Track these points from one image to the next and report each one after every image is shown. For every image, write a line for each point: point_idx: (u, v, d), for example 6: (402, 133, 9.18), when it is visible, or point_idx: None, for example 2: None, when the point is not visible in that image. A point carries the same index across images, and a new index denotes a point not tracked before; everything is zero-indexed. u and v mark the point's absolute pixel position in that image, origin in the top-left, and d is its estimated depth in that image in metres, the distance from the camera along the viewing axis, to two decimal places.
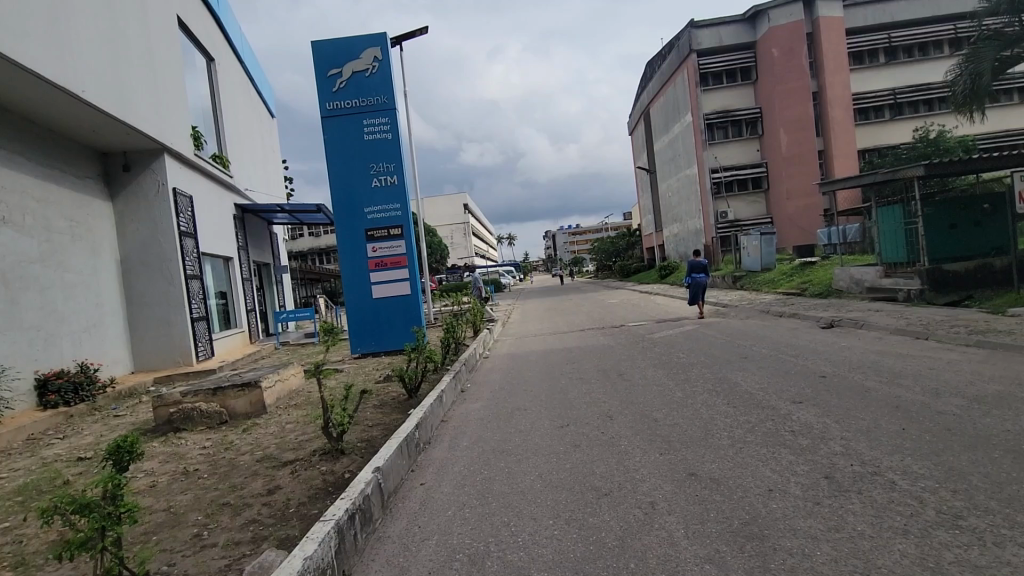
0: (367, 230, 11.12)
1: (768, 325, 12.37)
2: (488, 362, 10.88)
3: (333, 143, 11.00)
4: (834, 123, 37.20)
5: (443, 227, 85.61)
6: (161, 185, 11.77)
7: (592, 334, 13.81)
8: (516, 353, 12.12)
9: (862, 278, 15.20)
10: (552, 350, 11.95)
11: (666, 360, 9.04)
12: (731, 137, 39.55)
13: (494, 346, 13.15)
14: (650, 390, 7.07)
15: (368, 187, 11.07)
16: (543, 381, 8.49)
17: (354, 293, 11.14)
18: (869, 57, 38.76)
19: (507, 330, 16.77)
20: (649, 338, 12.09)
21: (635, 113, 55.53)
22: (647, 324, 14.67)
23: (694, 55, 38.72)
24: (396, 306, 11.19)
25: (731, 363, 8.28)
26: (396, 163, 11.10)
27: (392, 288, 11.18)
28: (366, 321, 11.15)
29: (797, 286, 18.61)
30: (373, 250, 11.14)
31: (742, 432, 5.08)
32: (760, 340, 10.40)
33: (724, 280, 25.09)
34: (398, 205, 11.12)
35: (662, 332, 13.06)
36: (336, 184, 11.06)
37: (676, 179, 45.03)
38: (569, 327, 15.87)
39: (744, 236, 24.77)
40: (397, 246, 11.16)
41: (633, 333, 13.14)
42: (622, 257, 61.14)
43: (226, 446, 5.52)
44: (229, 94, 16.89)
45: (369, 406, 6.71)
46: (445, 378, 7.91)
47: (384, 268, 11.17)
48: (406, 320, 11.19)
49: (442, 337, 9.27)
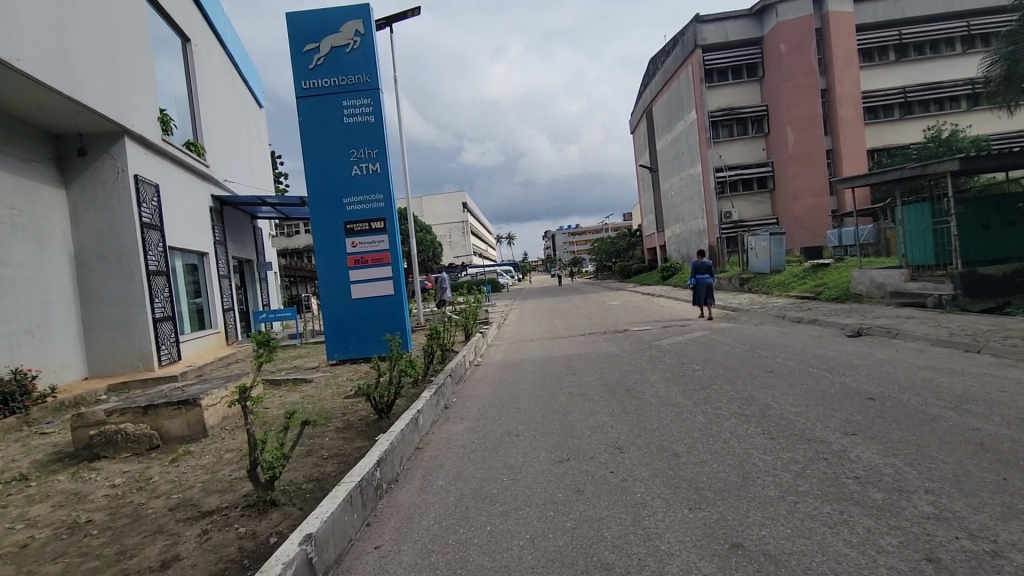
0: (346, 222, 10.02)
1: (788, 332, 11.29)
2: (479, 371, 9.77)
3: (309, 125, 9.91)
4: (843, 122, 36.06)
5: (443, 225, 84.53)
6: (120, 171, 10.65)
7: (595, 339, 12.76)
8: (511, 360, 11.02)
9: (885, 282, 14.14)
10: (551, 357, 10.87)
11: (679, 372, 7.99)
12: (736, 136, 38.57)
13: (487, 352, 12.04)
14: (665, 412, 5.98)
15: (348, 175, 9.98)
16: (541, 396, 7.41)
17: (330, 293, 10.04)
18: (879, 55, 37.77)
19: (503, 334, 15.69)
20: (658, 346, 11.02)
21: (638, 111, 54.48)
22: (653, 330, 13.60)
23: (699, 50, 37.64)
24: (378, 308, 10.11)
25: (754, 378, 7.23)
26: (379, 148, 10.00)
27: (373, 287, 10.08)
28: (343, 325, 10.06)
29: (811, 289, 17.55)
30: (352, 245, 10.04)
31: (791, 477, 4.00)
32: (782, 350, 9.34)
33: (730, 282, 24.05)
34: (381, 195, 10.02)
35: (669, 338, 12.01)
36: (311, 172, 9.95)
37: (679, 178, 43.99)
38: (570, 331, 14.75)
39: (752, 236, 23.69)
40: (379, 241, 10.07)
41: (639, 339, 12.06)
42: (622, 257, 60.03)
43: (140, 485, 4.41)
44: (208, 78, 15.79)
45: (330, 430, 5.59)
46: (425, 394, 6.81)
47: (364, 265, 10.07)
48: (387, 324, 10.11)
49: (425, 344, 8.16)
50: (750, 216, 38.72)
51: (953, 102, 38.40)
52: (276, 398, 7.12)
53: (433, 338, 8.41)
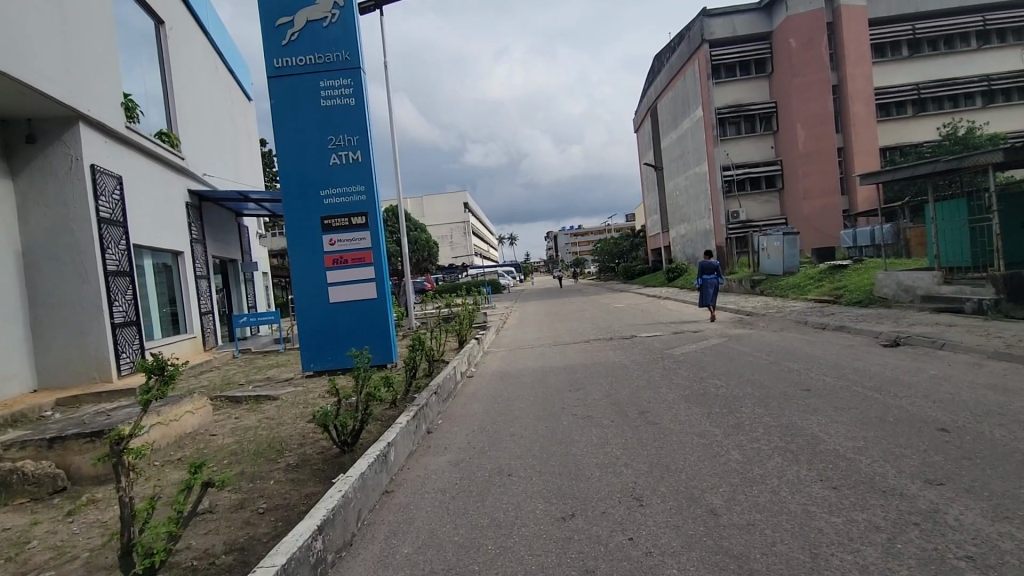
0: (323, 217, 8.96)
1: (814, 341, 10.23)
2: (472, 386, 8.67)
3: (282, 108, 8.89)
4: (855, 119, 34.90)
5: (444, 225, 83.45)
6: (74, 161, 9.63)
7: (600, 347, 11.68)
8: (508, 372, 9.92)
9: (915, 285, 13.05)
10: (553, 368, 9.80)
11: (700, 390, 6.91)
12: (743, 133, 37.53)
13: (483, 362, 10.95)
14: (692, 446, 4.89)
15: (326, 165, 8.93)
16: (541, 418, 6.31)
17: (305, 296, 8.99)
18: (891, 50, 36.66)
19: (501, 340, 14.61)
20: (671, 355, 9.92)
21: (642, 109, 53.46)
22: (662, 336, 12.54)
23: (706, 45, 36.62)
24: (359, 315, 9.05)
25: (791, 399, 6.14)
26: (360, 134, 8.95)
27: (353, 290, 9.02)
28: (320, 333, 9.01)
29: (831, 293, 16.45)
30: (329, 243, 8.98)
31: (879, 557, 2.92)
32: (812, 361, 8.29)
33: (740, 284, 22.96)
34: (363, 187, 8.97)
35: (680, 345, 10.95)
36: (284, 161, 8.92)
37: (684, 177, 42.92)
38: (573, 337, 13.63)
39: (764, 236, 22.56)
40: (360, 239, 9.01)
41: (649, 347, 10.98)
42: (625, 258, 58.86)
43: (9, 554, 3.35)
44: (187, 65, 14.80)
45: (277, 471, 4.51)
46: (402, 417, 5.73)
47: (344, 266, 9.01)
48: (369, 331, 9.06)
49: (406, 357, 7.10)
50: (758, 216, 37.60)
51: (968, 98, 37.22)
52: (227, 423, 6.05)
53: (417, 347, 7.37)
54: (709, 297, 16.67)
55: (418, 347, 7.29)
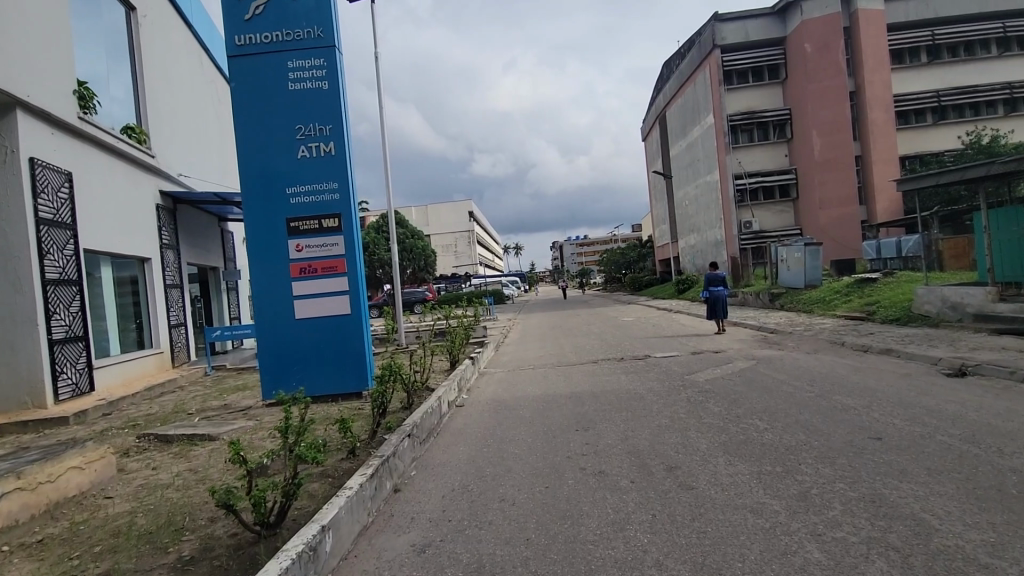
0: (290, 219, 7.69)
1: (860, 367, 8.83)
2: (460, 420, 7.27)
3: (243, 92, 7.66)
4: (873, 127, 33.50)
5: (448, 234, 82.44)
6: (10, 154, 8.41)
7: (611, 370, 10.31)
8: (504, 401, 8.46)
9: (964, 301, 11.64)
10: (557, 396, 8.39)
11: (740, 436, 5.53)
12: (756, 140, 36.24)
13: (476, 388, 9.48)
14: (752, 533, 3.50)
15: (294, 158, 7.67)
16: (540, 474, 4.94)
17: (268, 310, 7.69)
18: (909, 56, 35.38)
19: (500, 358, 13.19)
20: (694, 382, 8.54)
21: (650, 117, 52.42)
22: (680, 357, 11.15)
23: (717, 51, 35.55)
24: (330, 335, 7.73)
25: (863, 454, 4.76)
26: (334, 122, 7.70)
27: (323, 304, 7.72)
28: (282, 355, 7.71)
29: (862, 309, 15.04)
30: (296, 249, 7.69)
31: None
32: (868, 395, 6.90)
33: (758, 298, 21.54)
34: (336, 184, 7.69)
35: (702, 370, 9.57)
36: (245, 153, 7.66)
37: (694, 186, 41.62)
38: (580, 357, 12.22)
39: (783, 246, 21.14)
40: (332, 245, 7.70)
41: (667, 372, 9.60)
42: (633, 269, 57.47)
43: None
44: (161, 57, 13.67)
45: (160, 572, 3.13)
46: (356, 476, 4.38)
47: (313, 277, 7.71)
48: (341, 354, 7.74)
49: (369, 392, 5.65)
50: (772, 226, 36.20)
51: (991, 107, 35.78)
52: (131, 484, 4.63)
53: (387, 377, 5.94)
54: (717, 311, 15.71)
55: (388, 378, 5.89)
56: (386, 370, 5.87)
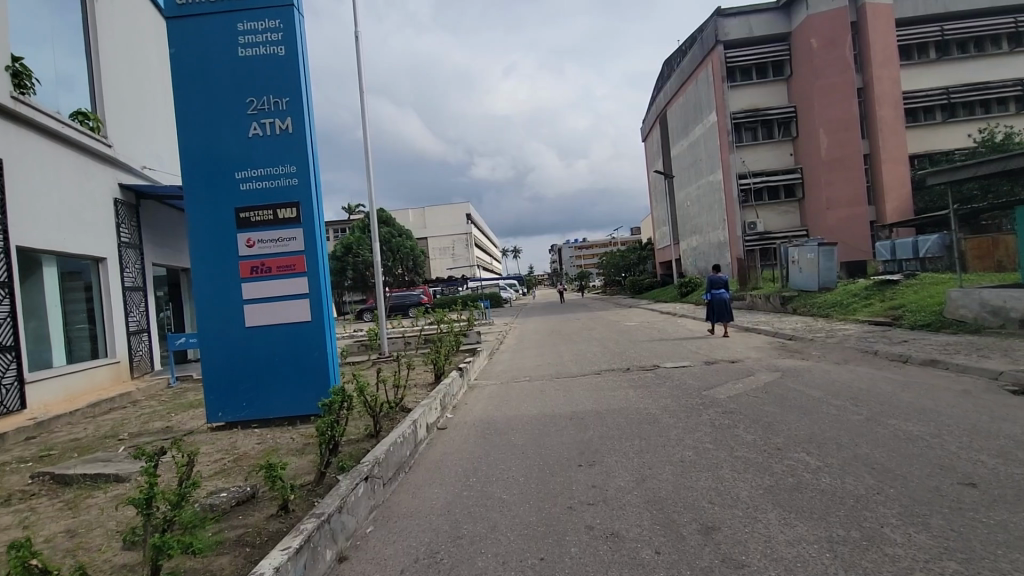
0: (239, 209, 6.50)
1: (904, 382, 7.67)
2: (439, 449, 6.07)
3: (184, 58, 6.47)
4: (882, 124, 32.37)
5: (445, 237, 81.29)
6: None
7: (618, 384, 9.09)
8: (493, 423, 7.21)
9: (1006, 304, 10.49)
10: (555, 417, 7.16)
11: (790, 480, 4.38)
12: (760, 139, 35.21)
13: (463, 406, 8.21)
14: None
15: (244, 136, 6.49)
16: (535, 536, 3.74)
17: (213, 316, 6.50)
18: (918, 52, 34.33)
19: (493, 369, 11.95)
20: (715, 400, 7.34)
21: (651, 116, 51.36)
22: (693, 369, 9.97)
23: (720, 47, 34.52)
24: (286, 346, 6.53)
25: (966, 514, 3.59)
26: (291, 95, 6.54)
27: (278, 309, 6.52)
28: (230, 372, 6.54)
29: (886, 314, 13.89)
30: (246, 244, 6.50)
31: None
32: (930, 421, 5.74)
33: (768, 301, 20.38)
34: (293, 167, 6.51)
35: (722, 384, 8.38)
36: (187, 131, 6.49)
37: (696, 186, 40.53)
38: (580, 368, 11.00)
39: (795, 246, 19.96)
40: (290, 239, 6.50)
41: (681, 386, 8.42)
42: (633, 272, 56.24)
43: None
44: (122, 40, 12.53)
45: None
46: (280, 549, 3.18)
47: (267, 277, 6.51)
48: (300, 369, 6.53)
49: (315, 421, 4.34)
50: (777, 227, 35.08)
51: (1001, 104, 34.75)
52: None
53: (342, 403, 4.60)
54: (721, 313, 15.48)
55: (343, 404, 4.56)
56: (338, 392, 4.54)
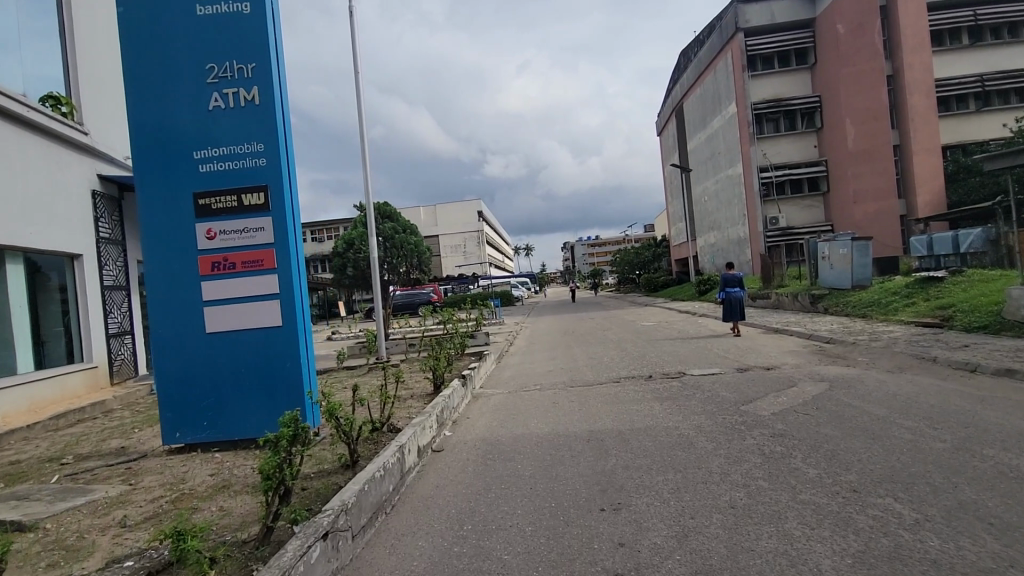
0: (197, 194, 5.54)
1: (981, 398, 6.49)
2: (431, 480, 5.05)
3: (132, 17, 5.51)
4: (913, 113, 30.68)
5: (457, 235, 80.48)
6: None
7: (641, 396, 7.97)
8: (498, 444, 6.18)
9: None
10: (570, 438, 6.08)
11: (886, 543, 3.28)
12: (782, 130, 33.76)
13: (464, 422, 7.17)
14: None
15: (203, 109, 5.53)
16: None
17: (168, 320, 5.56)
18: (951, 37, 32.53)
19: (501, 375, 10.87)
20: (759, 418, 6.21)
21: (667, 109, 49.91)
22: (725, 378, 8.81)
23: (740, 34, 33.10)
24: (253, 356, 5.56)
25: None
26: (258, 60, 5.57)
27: (243, 312, 5.55)
28: (189, 386, 5.59)
29: (934, 315, 12.57)
30: (207, 235, 5.54)
31: None
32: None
33: (796, 300, 19.08)
34: (262, 145, 5.54)
35: (762, 398, 7.22)
36: (137, 102, 5.54)
37: (714, 180, 39.10)
38: (597, 375, 9.88)
39: (825, 241, 18.63)
40: (257, 230, 5.53)
41: (716, 400, 7.29)
42: (648, 269, 54.77)
43: None
44: (102, 22, 11.70)
45: None
46: None
47: (231, 275, 5.54)
48: (270, 383, 5.57)
49: (259, 464, 3.24)
50: (800, 222, 33.59)
51: None
52: None
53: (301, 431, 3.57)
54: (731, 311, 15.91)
55: (300, 433, 3.54)
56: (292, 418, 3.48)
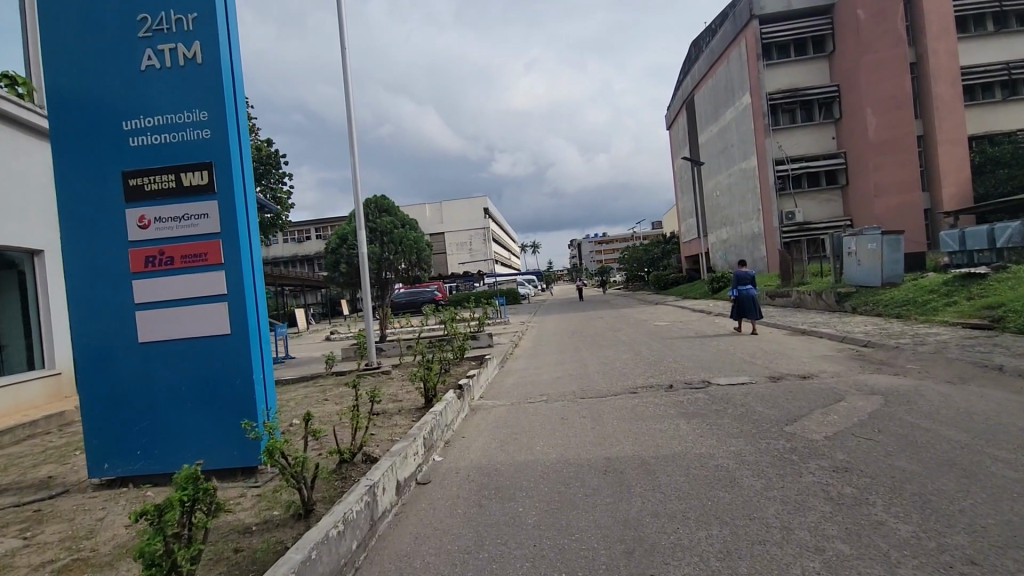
0: (127, 173, 4.55)
1: None
2: (409, 529, 4.02)
3: None
4: (938, 101, 29.25)
5: (463, 232, 79.47)
6: None
7: (663, 411, 6.89)
8: (495, 472, 5.19)
9: None
10: (582, 469, 5.02)
11: None
12: (799, 122, 32.45)
13: (457, 444, 6.17)
14: None
15: (133, 68, 4.52)
16: None
17: (92, 326, 4.57)
18: (976, 23, 31.00)
19: (503, 383, 9.80)
20: (810, 445, 5.14)
21: (677, 101, 48.57)
22: (756, 388, 7.74)
23: (755, 21, 31.72)
24: (197, 372, 4.57)
25: None
26: (200, 9, 4.54)
27: (183, 316, 4.56)
28: (117, 408, 4.60)
29: (981, 315, 11.40)
30: (139, 223, 4.54)
31: None
32: None
33: (820, 298, 17.92)
34: (206, 113, 4.53)
35: (808, 416, 6.12)
36: (52, 60, 4.52)
37: (727, 174, 37.84)
38: (609, 384, 8.83)
39: (851, 235, 17.42)
40: (198, 218, 4.52)
41: (753, 418, 6.21)
42: (657, 266, 53.50)
43: None
44: None
45: None
46: None
47: (169, 272, 4.55)
48: (217, 405, 4.57)
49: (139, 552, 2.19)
50: (817, 216, 32.30)
51: None
52: None
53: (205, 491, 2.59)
54: (746, 308, 14.95)
55: (203, 494, 2.55)
56: (190, 473, 2.51)
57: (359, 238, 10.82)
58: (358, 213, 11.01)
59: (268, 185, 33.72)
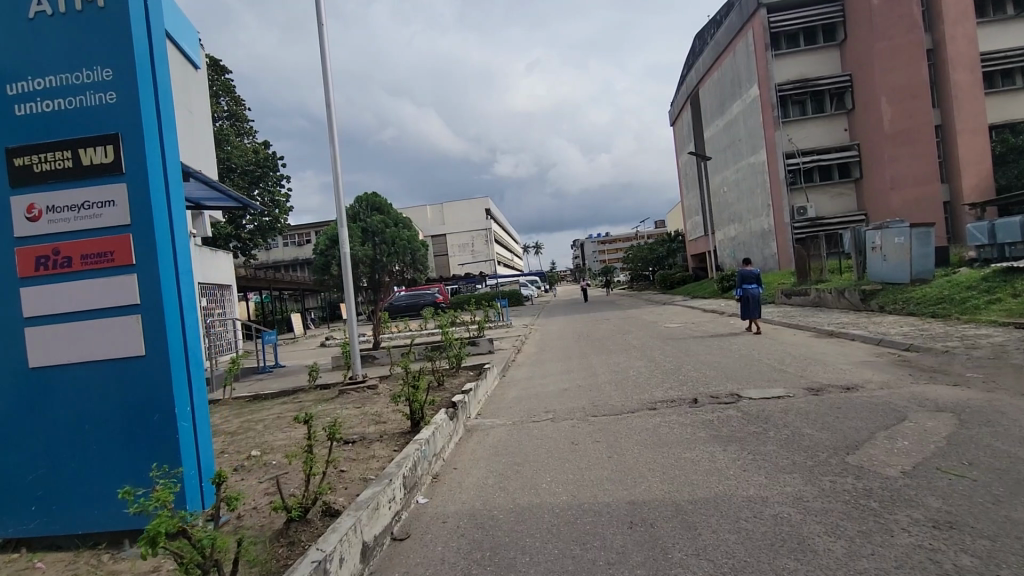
0: (13, 150, 3.54)
1: None
2: None
3: None
4: (956, 90, 28.08)
5: (465, 233, 78.52)
6: None
7: (692, 434, 5.81)
8: (490, 521, 4.13)
9: None
10: (600, 520, 3.94)
11: None
12: (810, 113, 31.30)
13: (448, 479, 5.15)
14: None
15: (17, 15, 3.53)
16: None
17: None
18: (994, 8, 29.75)
19: (504, 398, 8.72)
20: (889, 486, 4.08)
21: (681, 96, 47.45)
22: (795, 404, 6.68)
23: (762, 10, 30.62)
24: (102, 404, 3.53)
25: None
26: None
27: (85, 332, 3.53)
28: (2, 450, 3.57)
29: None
30: (28, 212, 3.52)
31: None
32: None
33: (843, 296, 16.82)
34: (110, 72, 3.52)
35: (871, 442, 5.05)
36: None
37: (734, 169, 36.72)
38: (625, 398, 7.79)
39: (875, 229, 16.29)
40: (101, 206, 3.50)
41: (805, 445, 5.12)
42: (664, 265, 52.38)
43: None
44: None
45: None
46: None
47: (66, 277, 3.53)
48: (129, 448, 3.53)
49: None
50: (830, 211, 31.13)
51: None
52: None
53: None
54: (752, 308, 13.97)
55: None
56: None
57: (341, 238, 9.71)
58: (339, 222, 10.00)
59: (266, 189, 32.82)
